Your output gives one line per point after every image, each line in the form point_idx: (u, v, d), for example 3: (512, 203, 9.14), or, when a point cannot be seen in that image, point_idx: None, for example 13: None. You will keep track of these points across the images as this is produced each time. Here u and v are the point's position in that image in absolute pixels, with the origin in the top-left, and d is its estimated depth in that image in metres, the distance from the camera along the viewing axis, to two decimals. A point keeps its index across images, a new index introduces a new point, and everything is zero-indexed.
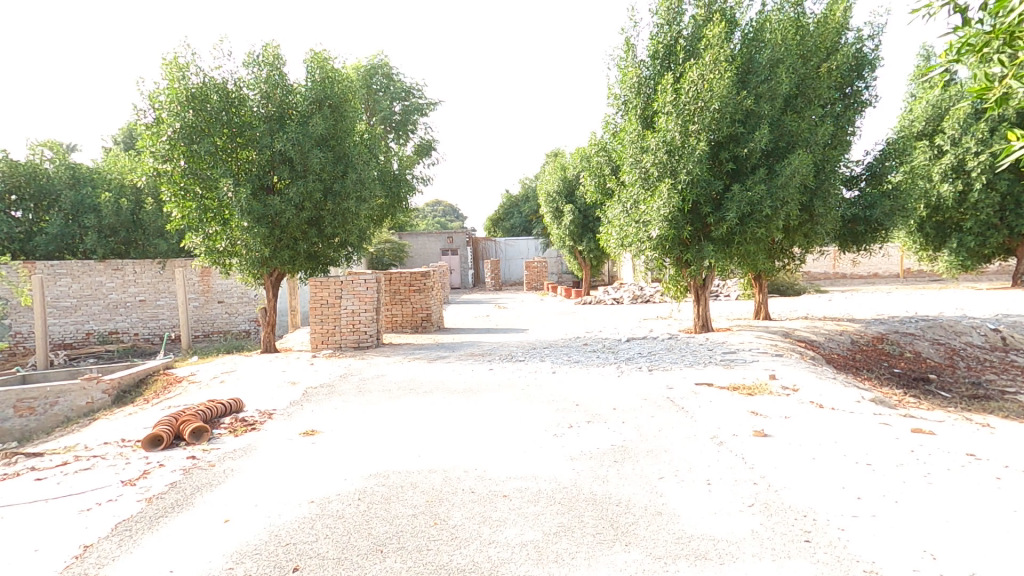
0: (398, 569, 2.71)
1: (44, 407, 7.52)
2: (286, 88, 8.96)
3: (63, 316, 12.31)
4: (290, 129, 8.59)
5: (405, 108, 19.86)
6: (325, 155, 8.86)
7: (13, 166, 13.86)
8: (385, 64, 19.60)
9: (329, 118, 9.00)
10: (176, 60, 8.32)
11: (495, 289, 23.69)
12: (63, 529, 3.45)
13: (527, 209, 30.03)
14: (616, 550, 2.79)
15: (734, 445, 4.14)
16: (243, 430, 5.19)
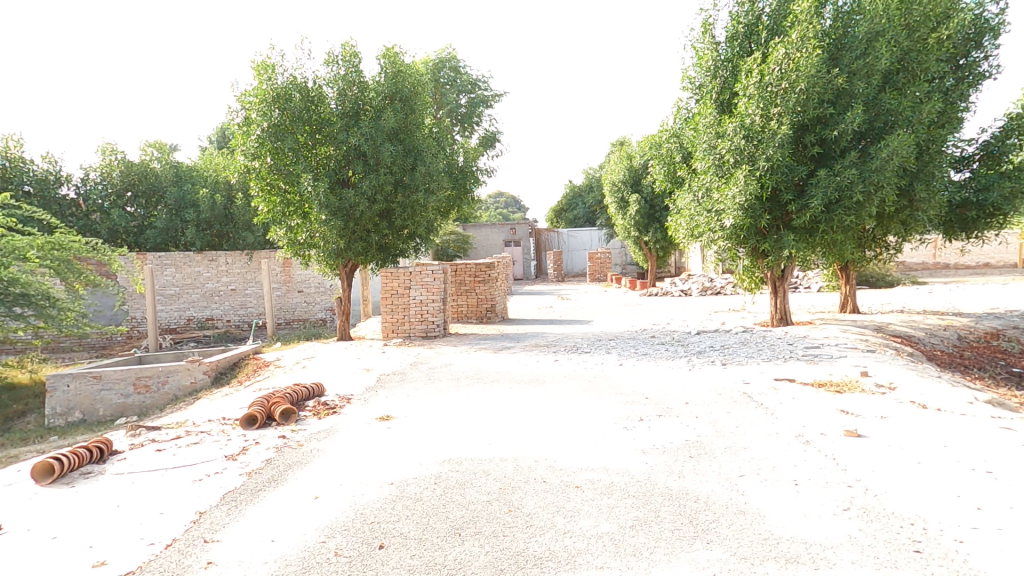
0: (478, 553, 2.78)
1: (157, 385, 8.26)
2: (362, 85, 9.29)
3: (169, 303, 13.43)
4: (364, 123, 8.94)
5: (471, 100, 20.09)
6: (396, 148, 9.16)
7: (129, 166, 15.35)
8: (452, 57, 19.91)
9: (400, 112, 9.28)
10: (265, 62, 8.83)
11: (559, 280, 23.62)
12: (180, 496, 3.80)
13: (591, 200, 29.69)
14: (697, 547, 2.73)
15: (823, 445, 3.93)
16: (326, 413, 5.49)
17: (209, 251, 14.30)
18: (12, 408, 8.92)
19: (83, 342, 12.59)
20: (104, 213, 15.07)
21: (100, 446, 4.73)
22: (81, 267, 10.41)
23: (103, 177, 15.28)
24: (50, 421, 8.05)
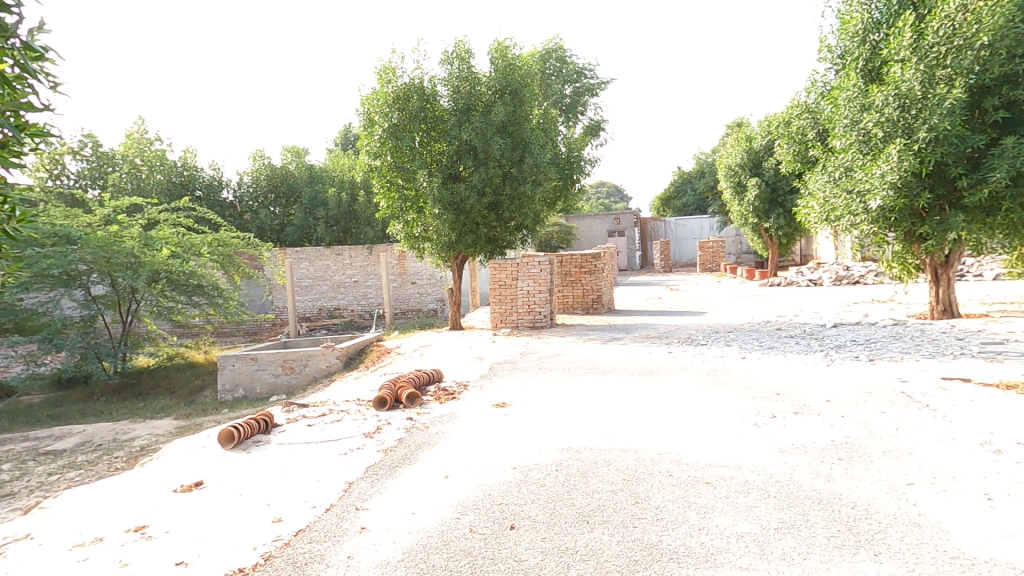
0: (608, 542, 2.78)
1: (300, 367, 9.23)
2: (473, 80, 9.56)
3: (304, 294, 14.83)
4: (475, 119, 9.20)
5: (576, 90, 19.91)
6: (505, 141, 9.36)
7: (272, 170, 17.18)
8: (559, 47, 19.82)
9: (509, 105, 9.46)
10: (388, 66, 9.42)
11: (667, 271, 22.79)
12: (331, 467, 4.33)
13: (703, 186, 28.19)
14: (861, 558, 2.50)
15: (1020, 456, 3.41)
16: (446, 398, 5.77)
17: (336, 246, 15.59)
18: (193, 383, 10.47)
19: (240, 327, 14.39)
20: (254, 212, 17.01)
21: (265, 419, 5.41)
22: (239, 261, 11.92)
23: (253, 181, 17.28)
24: (221, 396, 9.24)
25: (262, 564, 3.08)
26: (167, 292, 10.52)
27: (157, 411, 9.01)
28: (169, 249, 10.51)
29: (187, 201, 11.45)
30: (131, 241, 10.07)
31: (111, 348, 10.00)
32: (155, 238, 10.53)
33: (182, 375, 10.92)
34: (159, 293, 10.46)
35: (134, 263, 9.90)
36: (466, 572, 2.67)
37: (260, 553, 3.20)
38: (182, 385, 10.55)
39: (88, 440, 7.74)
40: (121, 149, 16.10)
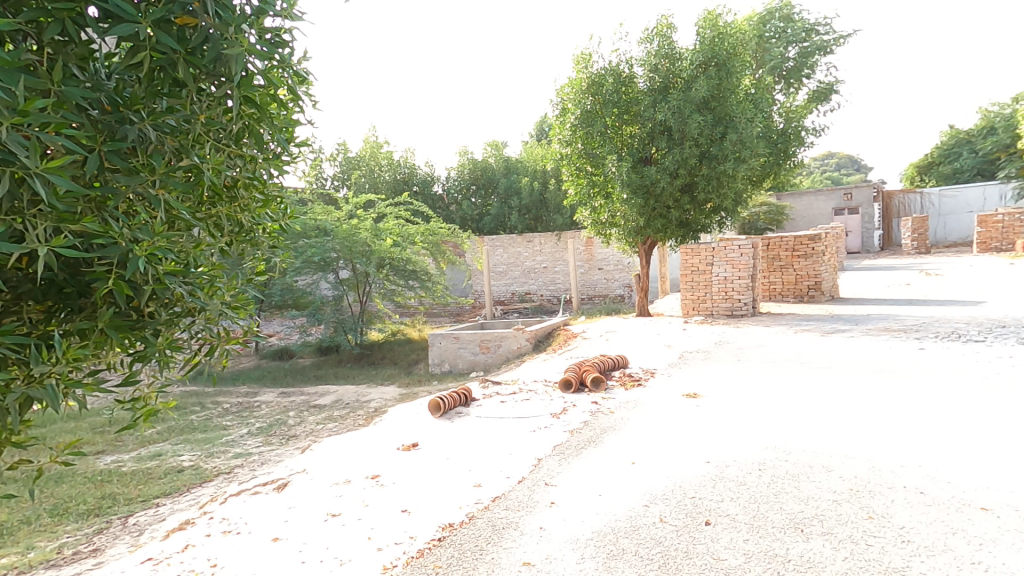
0: (832, 556, 2.49)
1: (495, 347, 10.03)
2: (674, 56, 9.15)
3: (499, 279, 15.91)
4: (672, 98, 8.80)
5: (803, 51, 17.60)
6: (706, 118, 8.78)
7: (474, 164, 18.77)
8: (785, 6, 18.19)
9: (714, 78, 8.85)
10: (584, 55, 9.51)
11: (922, 253, 18.96)
12: (522, 442, 4.62)
13: (987, 146, 22.58)
14: None
15: None
16: (632, 384, 5.71)
17: (528, 234, 16.40)
18: (411, 356, 12.12)
19: (447, 309, 16.10)
20: (459, 204, 18.84)
21: (465, 393, 5.98)
22: (445, 249, 13.40)
23: (457, 175, 19.11)
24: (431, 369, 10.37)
25: (466, 522, 3.45)
26: (390, 276, 12.29)
27: (386, 379, 10.66)
28: (392, 239, 12.15)
29: (407, 196, 13.09)
30: (365, 232, 11.92)
31: (354, 322, 12.10)
32: (382, 230, 12.26)
33: (402, 350, 12.70)
34: (384, 277, 12.23)
35: (368, 251, 11.92)
36: (658, 560, 2.64)
37: (464, 512, 3.60)
38: (403, 357, 12.27)
39: (339, 399, 9.51)
40: (360, 153, 19.20)
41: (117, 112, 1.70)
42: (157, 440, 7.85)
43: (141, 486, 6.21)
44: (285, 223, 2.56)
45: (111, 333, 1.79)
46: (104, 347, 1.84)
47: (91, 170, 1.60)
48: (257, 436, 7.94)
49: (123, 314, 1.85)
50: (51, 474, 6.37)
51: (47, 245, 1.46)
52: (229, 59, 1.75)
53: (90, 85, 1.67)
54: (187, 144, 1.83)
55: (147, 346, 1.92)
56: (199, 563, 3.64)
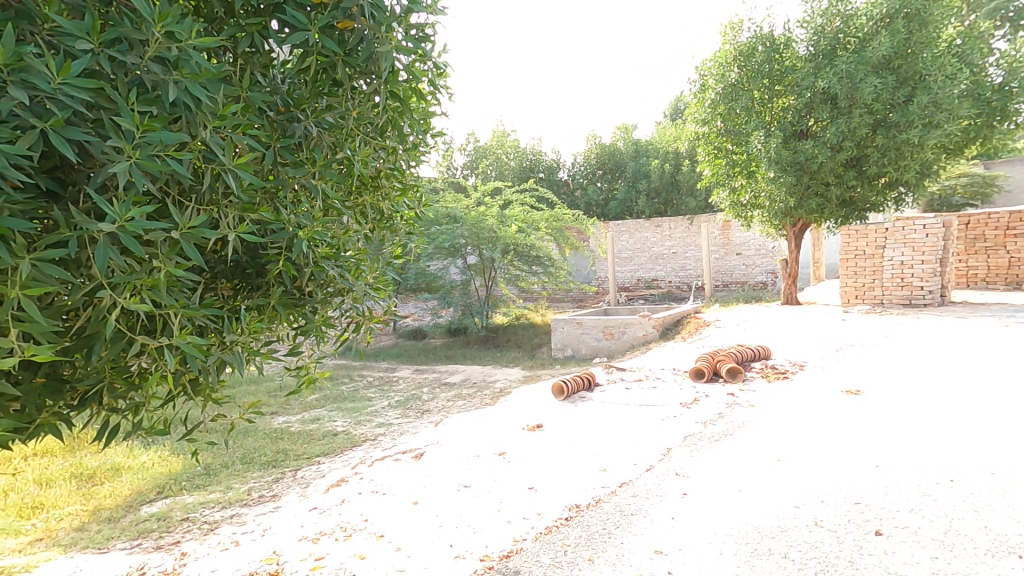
0: None
1: (619, 333, 9.92)
2: (847, 15, 8.31)
3: (624, 265, 15.60)
4: (841, 60, 8.02)
5: None
6: (885, 80, 7.86)
7: (601, 149, 18.44)
8: None
9: (899, 34, 7.79)
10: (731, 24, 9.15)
11: None
12: (651, 429, 4.52)
13: None
14: None
15: None
16: (775, 376, 5.30)
17: (656, 218, 15.84)
18: (535, 340, 12.39)
19: (570, 295, 16.16)
20: (584, 189, 18.68)
21: (589, 378, 5.98)
22: (569, 234, 13.44)
23: (584, 160, 18.93)
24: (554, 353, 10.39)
25: (593, 505, 3.46)
26: (515, 261, 12.61)
27: (511, 361, 11.03)
28: (517, 225, 12.45)
29: (533, 183, 13.31)
30: (492, 218, 12.36)
31: (480, 306, 12.63)
32: (508, 216, 12.62)
33: (525, 333, 13.04)
34: (509, 262, 12.58)
35: (494, 238, 12.29)
36: (816, 566, 2.45)
37: (591, 496, 3.60)
38: (527, 341, 12.57)
39: (468, 377, 10.05)
40: (489, 142, 19.98)
41: (288, 112, 1.94)
42: (315, 406, 8.92)
43: (305, 444, 7.09)
44: (420, 209, 2.75)
45: (279, 308, 2.05)
46: (274, 321, 2.13)
47: (267, 165, 1.83)
48: (396, 408, 8.67)
49: (288, 292, 2.11)
50: (238, 427, 7.53)
51: (236, 231, 1.71)
52: (380, 57, 1.89)
53: (269, 89, 1.90)
54: (341, 139, 2.04)
55: (306, 321, 2.17)
56: (352, 518, 4.07)
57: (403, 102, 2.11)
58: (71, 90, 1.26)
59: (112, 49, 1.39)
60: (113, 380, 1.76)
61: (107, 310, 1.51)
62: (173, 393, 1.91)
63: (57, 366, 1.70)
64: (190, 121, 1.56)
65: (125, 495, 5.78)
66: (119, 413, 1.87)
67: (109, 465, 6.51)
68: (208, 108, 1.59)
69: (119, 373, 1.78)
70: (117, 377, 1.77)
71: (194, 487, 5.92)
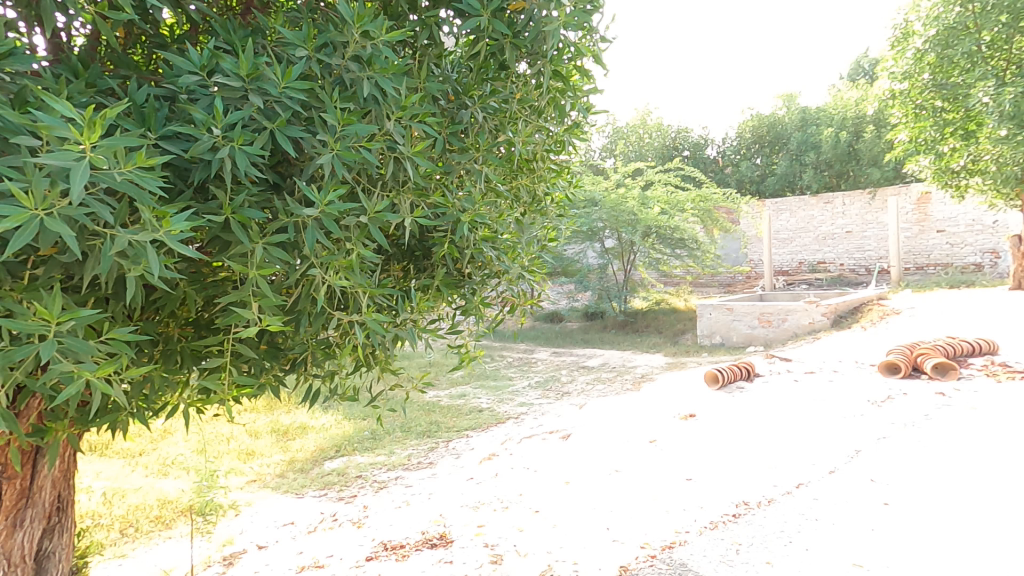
0: None
1: (778, 321, 9.13)
2: None
3: (783, 247, 14.29)
4: None
5: None
6: None
7: (758, 121, 16.95)
8: None
9: None
10: None
11: None
12: (832, 427, 4.11)
13: None
14: None
15: None
16: (1002, 376, 4.54)
17: (826, 194, 14.28)
18: (678, 326, 11.91)
19: (716, 279, 15.22)
20: (736, 165, 17.42)
21: (747, 367, 5.57)
22: (717, 215, 12.63)
23: (738, 135, 17.52)
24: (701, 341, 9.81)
25: (765, 505, 3.22)
26: (656, 245, 12.12)
27: (652, 347, 10.67)
28: (660, 207, 11.95)
29: (679, 162, 12.67)
30: (633, 201, 12.01)
31: (618, 290, 12.41)
32: (649, 198, 12.19)
33: (668, 319, 12.58)
34: (650, 246, 12.13)
35: (634, 220, 11.89)
36: None
37: (764, 493, 3.35)
38: (668, 327, 12.12)
39: (607, 361, 9.97)
40: (630, 121, 19.43)
41: (457, 99, 2.01)
42: (461, 382, 9.47)
43: (455, 418, 7.56)
44: (572, 190, 2.77)
45: (443, 288, 2.17)
46: (438, 300, 2.24)
47: (439, 151, 1.90)
48: (536, 388, 8.88)
49: (449, 272, 2.22)
50: (398, 398, 8.25)
51: (413, 215, 1.80)
52: (546, 34, 1.85)
53: (441, 78, 1.99)
54: (504, 122, 2.09)
55: (466, 301, 2.28)
56: (505, 493, 4.23)
57: (565, 80, 2.09)
58: (293, 92, 1.44)
59: (320, 53, 1.54)
60: (315, 349, 2.00)
61: (314, 288, 1.69)
62: (358, 363, 2.11)
63: (275, 335, 2.01)
64: (377, 113, 1.64)
65: (312, 450, 6.65)
66: (319, 378, 2.13)
67: (298, 424, 7.53)
68: (393, 100, 1.65)
69: (320, 344, 2.03)
70: (318, 347, 2.01)
71: (364, 448, 6.64)
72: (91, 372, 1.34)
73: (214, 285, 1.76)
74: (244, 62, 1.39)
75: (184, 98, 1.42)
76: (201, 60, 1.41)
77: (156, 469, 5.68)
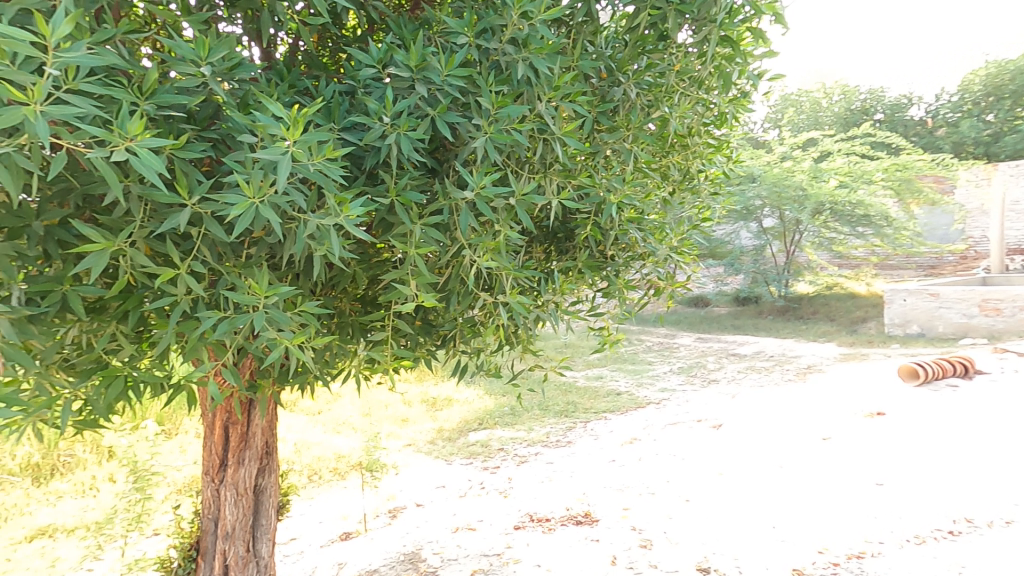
0: None
1: (1011, 309, 7.60)
2: None
3: (1018, 221, 12.07)
4: None
5: None
6: None
7: (1000, 68, 13.99)
8: None
9: None
10: None
11: None
12: None
13: None
14: None
15: None
16: None
17: None
18: (856, 314, 10.68)
19: (912, 261, 13.19)
20: (951, 126, 14.76)
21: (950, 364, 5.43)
22: (920, 186, 11.12)
23: (962, 90, 14.75)
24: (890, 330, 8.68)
25: (982, 524, 3.08)
26: (831, 222, 10.88)
27: (821, 335, 9.73)
28: (839, 180, 10.64)
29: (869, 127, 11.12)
30: (801, 174, 10.79)
31: (777, 274, 11.31)
32: (824, 170, 10.92)
33: (842, 306, 11.33)
34: (822, 224, 10.93)
35: (802, 197, 10.71)
36: None
37: (981, 513, 3.18)
38: (844, 314, 10.92)
39: (762, 350, 9.19)
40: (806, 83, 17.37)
41: (610, 77, 1.91)
42: (599, 364, 9.42)
43: (592, 399, 7.54)
44: (729, 166, 2.56)
45: (585, 270, 2.12)
46: (579, 283, 2.20)
47: (588, 131, 1.83)
48: (679, 374, 8.52)
49: (593, 255, 2.17)
50: (537, 377, 8.43)
51: (559, 198, 1.77)
52: None
53: (595, 55, 1.89)
54: (659, 97, 1.96)
55: (609, 284, 2.22)
56: (645, 485, 4.12)
57: (734, 46, 1.89)
58: (454, 80, 1.48)
59: (480, 39, 1.54)
60: (462, 327, 2.10)
61: (465, 269, 1.76)
62: (501, 342, 2.17)
63: (427, 312, 2.16)
64: (530, 95, 1.63)
65: (459, 421, 7.09)
66: (466, 354, 2.24)
67: (443, 396, 8.06)
68: (545, 81, 1.62)
69: (467, 322, 2.12)
70: (465, 326, 2.11)
71: (505, 423, 6.92)
72: (289, 339, 1.53)
73: (376, 265, 1.96)
74: (414, 54, 1.45)
75: (362, 91, 1.54)
76: (378, 55, 1.51)
77: (331, 428, 6.51)
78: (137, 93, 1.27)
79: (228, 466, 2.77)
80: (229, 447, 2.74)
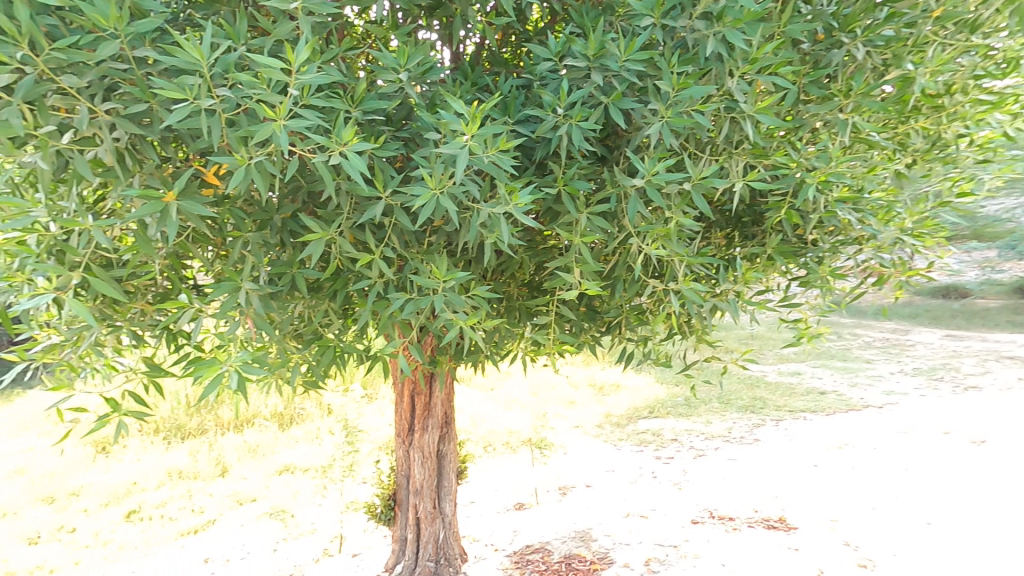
0: None
1: None
2: None
3: None
4: None
5: None
6: None
7: None
8: None
9: None
10: None
11: None
12: None
13: None
14: None
15: None
16: None
17: None
18: None
19: None
20: None
21: None
22: None
23: None
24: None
25: None
26: None
27: None
28: None
29: None
30: None
31: None
32: None
33: None
34: None
35: None
36: None
37: None
38: None
39: None
40: None
41: (829, 38, 1.63)
42: (803, 359, 8.46)
43: (786, 397, 6.87)
44: (1014, 125, 1.96)
45: (777, 258, 1.87)
46: (769, 270, 1.98)
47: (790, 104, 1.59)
48: (916, 375, 7.40)
49: (788, 240, 1.92)
50: (716, 368, 7.86)
51: (747, 180, 1.55)
52: None
53: (812, 15, 1.60)
54: (901, 53, 1.62)
55: (810, 272, 1.91)
56: (856, 497, 4.22)
57: None
58: (632, 64, 1.38)
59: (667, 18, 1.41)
60: (628, 314, 2.04)
61: (633, 257, 1.69)
62: (672, 331, 2.07)
63: (592, 299, 2.11)
64: (720, 72, 1.47)
65: (627, 409, 6.97)
66: (633, 342, 2.17)
67: (611, 381, 7.85)
68: (741, 54, 1.43)
69: (634, 310, 2.05)
70: (632, 313, 2.04)
71: (678, 413, 6.63)
72: (463, 321, 1.63)
73: (543, 253, 2.00)
74: (592, 42, 1.39)
75: (538, 84, 1.57)
76: (556, 47, 1.50)
77: (503, 402, 6.82)
78: (349, 102, 1.44)
79: (415, 431, 3.12)
80: (416, 414, 3.09)
